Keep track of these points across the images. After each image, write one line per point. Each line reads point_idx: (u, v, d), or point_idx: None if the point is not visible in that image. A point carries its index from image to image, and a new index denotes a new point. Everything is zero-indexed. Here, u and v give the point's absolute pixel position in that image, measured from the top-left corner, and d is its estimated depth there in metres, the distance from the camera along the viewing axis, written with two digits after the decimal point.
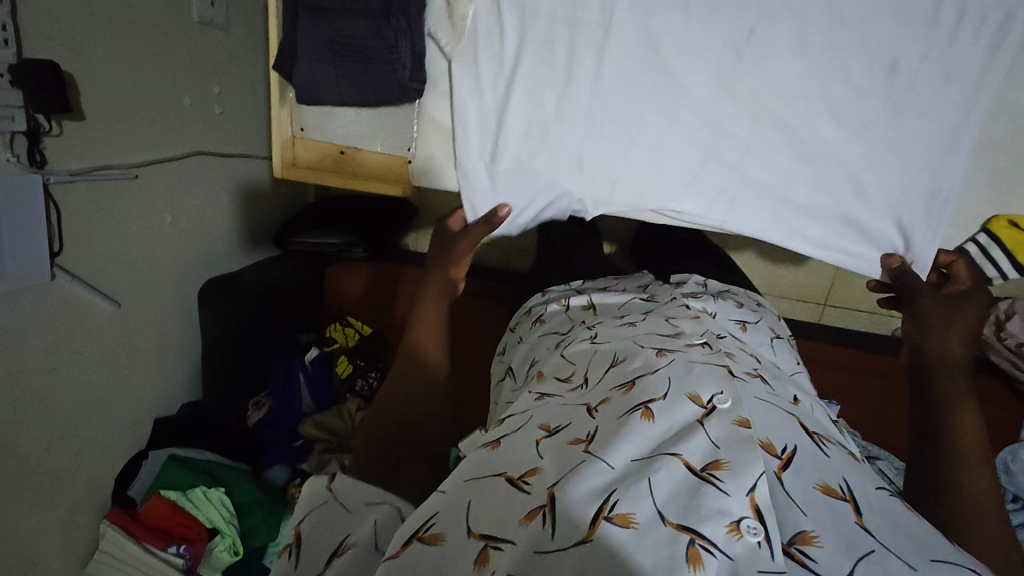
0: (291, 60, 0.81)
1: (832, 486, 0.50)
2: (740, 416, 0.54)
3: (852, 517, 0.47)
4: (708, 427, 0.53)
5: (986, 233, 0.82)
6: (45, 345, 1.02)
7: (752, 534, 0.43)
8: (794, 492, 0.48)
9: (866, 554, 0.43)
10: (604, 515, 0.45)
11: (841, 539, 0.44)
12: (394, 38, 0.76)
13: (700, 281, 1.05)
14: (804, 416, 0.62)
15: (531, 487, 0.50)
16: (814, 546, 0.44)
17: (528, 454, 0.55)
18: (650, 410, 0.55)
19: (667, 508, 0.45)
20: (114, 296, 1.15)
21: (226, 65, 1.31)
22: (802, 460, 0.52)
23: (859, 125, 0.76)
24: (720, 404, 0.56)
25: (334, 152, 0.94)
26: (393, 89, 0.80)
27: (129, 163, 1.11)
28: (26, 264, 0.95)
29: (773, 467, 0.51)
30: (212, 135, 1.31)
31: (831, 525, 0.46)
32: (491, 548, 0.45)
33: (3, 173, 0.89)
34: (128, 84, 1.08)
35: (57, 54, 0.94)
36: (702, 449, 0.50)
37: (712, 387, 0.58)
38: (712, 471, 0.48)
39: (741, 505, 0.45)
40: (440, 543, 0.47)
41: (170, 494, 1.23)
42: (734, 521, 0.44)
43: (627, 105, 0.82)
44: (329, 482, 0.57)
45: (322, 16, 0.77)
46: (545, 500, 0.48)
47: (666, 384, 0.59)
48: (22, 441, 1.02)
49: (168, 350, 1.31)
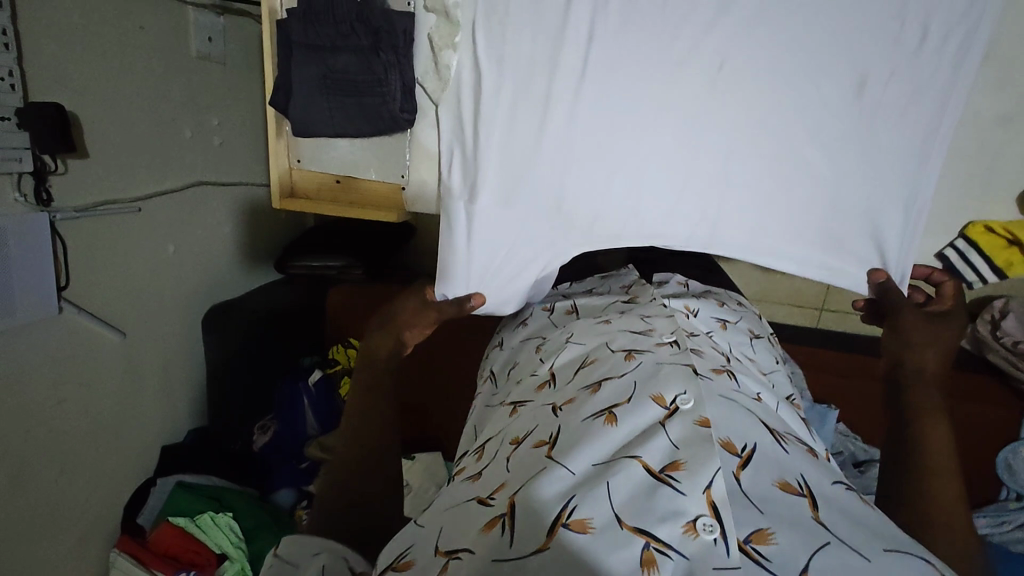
0: (287, 95, 0.84)
1: (790, 482, 0.52)
2: (700, 416, 0.57)
3: (808, 512, 0.49)
4: (669, 429, 0.57)
5: (963, 239, 0.92)
6: (53, 377, 1.05)
7: (707, 532, 0.46)
8: (751, 491, 0.51)
9: (821, 547, 0.45)
10: (562, 521, 0.48)
11: (797, 535, 0.46)
12: (384, 71, 0.79)
13: (682, 282, 1.07)
14: (767, 412, 0.64)
15: (495, 501, 0.55)
16: (769, 544, 0.45)
17: (501, 470, 0.60)
18: (614, 415, 0.60)
19: (624, 510, 0.48)
20: (120, 327, 1.17)
21: (225, 97, 1.35)
22: (761, 458, 0.54)
23: (833, 142, 0.79)
24: (682, 404, 0.59)
25: (331, 181, 0.96)
26: (384, 120, 0.83)
27: (133, 197, 1.14)
28: (33, 298, 0.98)
29: (732, 467, 0.53)
30: (212, 166, 1.34)
31: (787, 521, 0.48)
32: (451, 558, 0.51)
33: (11, 212, 0.92)
34: (130, 121, 1.11)
35: (61, 96, 0.98)
36: (661, 451, 0.54)
37: (675, 388, 0.62)
38: (669, 472, 0.52)
39: (697, 503, 0.48)
40: (410, 567, 0.52)
41: (178, 520, 1.23)
42: (690, 520, 0.47)
43: (602, 135, 0.82)
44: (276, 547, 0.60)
45: (315, 53, 0.80)
46: (505, 510, 0.52)
47: (629, 390, 0.63)
48: (33, 473, 1.04)
49: (173, 378, 1.33)
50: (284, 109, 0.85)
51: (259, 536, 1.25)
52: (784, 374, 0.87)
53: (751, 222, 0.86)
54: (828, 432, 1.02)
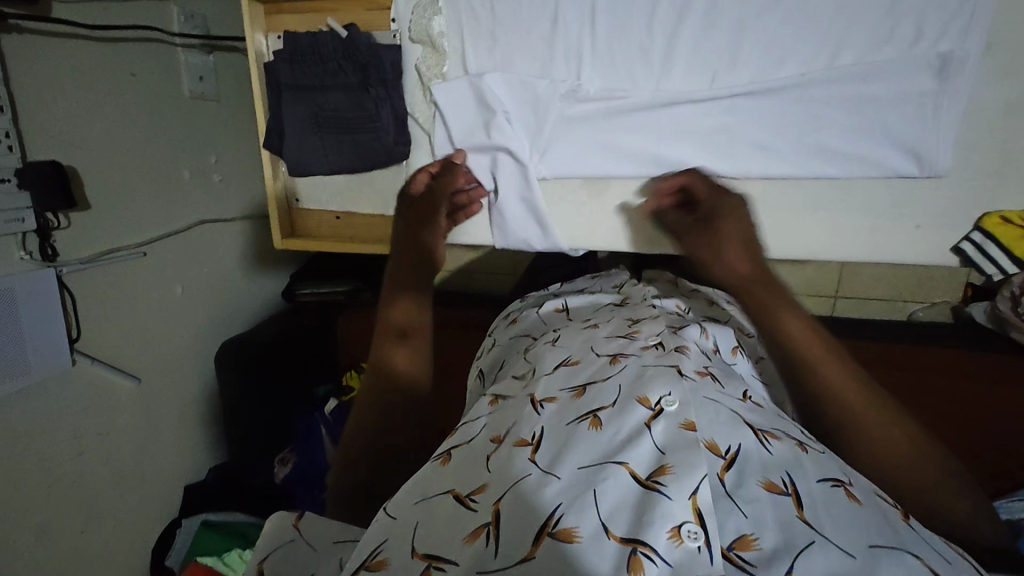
0: (279, 136, 0.83)
1: (775, 482, 0.50)
2: (687, 420, 0.55)
3: (795, 512, 0.48)
4: (654, 430, 0.55)
5: (979, 232, 0.66)
6: (72, 429, 1.05)
7: (692, 539, 0.45)
8: (735, 492, 0.50)
9: (804, 548, 0.44)
10: (547, 531, 0.47)
11: (778, 535, 0.46)
12: (375, 107, 0.78)
13: (671, 280, 1.05)
14: (755, 412, 0.61)
15: (478, 503, 0.52)
16: (752, 551, 0.45)
17: (478, 466, 0.57)
18: (598, 419, 0.58)
19: (612, 521, 0.47)
20: (135, 372, 1.18)
21: (221, 135, 1.36)
22: (745, 457, 0.53)
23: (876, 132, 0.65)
24: (666, 406, 0.57)
25: (330, 219, 0.91)
26: (379, 156, 0.81)
27: (137, 243, 1.15)
28: (46, 355, 0.98)
29: (716, 469, 0.52)
30: (214, 203, 1.35)
31: (771, 524, 0.46)
32: (433, 565, 0.48)
33: (18, 271, 0.93)
34: (129, 168, 1.12)
35: (60, 151, 0.98)
36: (649, 456, 0.52)
37: (660, 388, 0.59)
38: (657, 478, 0.50)
39: (683, 509, 0.47)
40: (383, 568, 0.48)
41: (206, 560, 1.23)
42: (675, 525, 0.46)
43: (599, 148, 0.75)
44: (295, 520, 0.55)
45: (304, 94, 0.80)
46: (490, 518, 0.49)
47: (614, 393, 0.61)
48: (59, 524, 1.05)
49: (192, 416, 1.34)
50: (278, 150, 0.84)
51: None
52: None
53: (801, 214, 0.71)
54: None
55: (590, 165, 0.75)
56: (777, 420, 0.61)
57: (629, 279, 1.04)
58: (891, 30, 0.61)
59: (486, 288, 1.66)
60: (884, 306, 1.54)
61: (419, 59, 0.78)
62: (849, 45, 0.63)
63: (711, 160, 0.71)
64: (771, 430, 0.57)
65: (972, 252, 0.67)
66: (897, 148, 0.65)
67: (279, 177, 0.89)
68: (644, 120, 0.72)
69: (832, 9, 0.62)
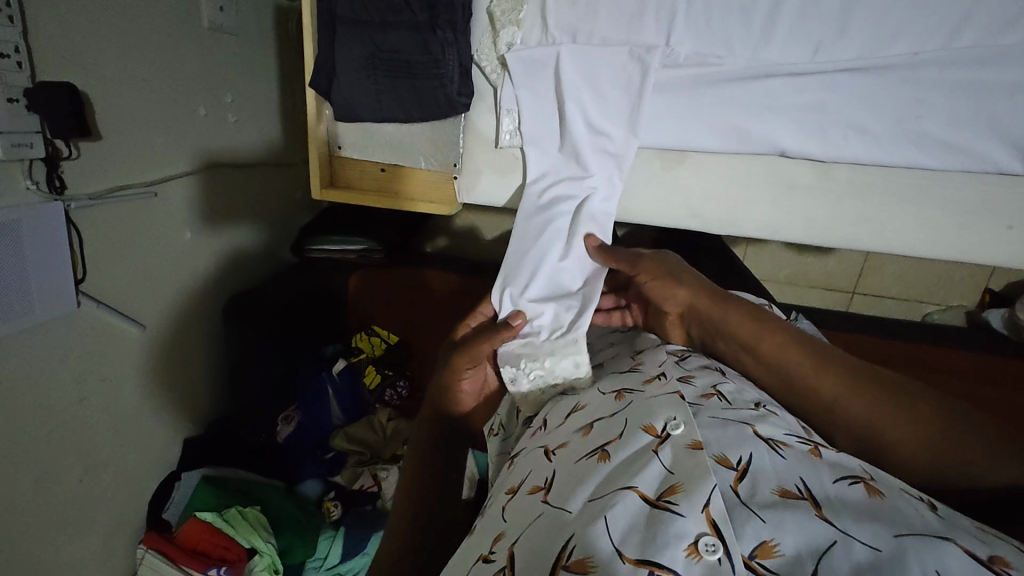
0: (329, 76, 0.77)
1: (791, 488, 0.44)
2: (694, 440, 0.48)
3: (814, 513, 0.42)
4: (661, 456, 0.49)
5: None
6: (73, 374, 1.00)
7: (710, 552, 0.40)
8: (752, 501, 0.43)
9: (828, 550, 0.39)
10: (562, 565, 0.43)
11: (801, 540, 0.40)
12: (442, 51, 0.71)
13: None
14: (772, 420, 0.53)
15: (495, 555, 0.49)
16: (774, 559, 0.39)
17: (498, 520, 0.54)
18: (606, 451, 0.52)
19: (624, 543, 0.42)
20: (138, 318, 1.11)
21: (238, 72, 1.27)
22: (760, 467, 0.46)
23: (983, 124, 0.61)
24: (672, 430, 0.50)
25: (375, 170, 0.86)
26: (440, 105, 0.75)
27: (147, 181, 1.08)
28: (50, 294, 0.92)
29: (727, 480, 0.45)
30: (226, 145, 1.27)
31: (794, 528, 0.41)
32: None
33: (24, 202, 0.86)
34: (145, 100, 1.04)
35: (71, 73, 0.90)
36: (657, 477, 0.47)
37: (665, 413, 0.53)
38: (666, 496, 0.44)
39: (696, 522, 0.42)
40: None
41: (206, 516, 1.18)
42: (693, 542, 0.41)
43: (686, 117, 0.70)
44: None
45: (362, 30, 0.73)
46: (505, 562, 0.47)
47: (621, 425, 0.55)
48: (55, 472, 1.00)
49: (194, 369, 1.28)
50: (326, 92, 0.78)
51: (288, 530, 1.23)
52: None
53: (890, 200, 0.68)
54: None
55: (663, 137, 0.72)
56: (799, 429, 0.53)
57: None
58: (1019, 13, 0.56)
59: (499, 257, 1.62)
60: (899, 305, 1.54)
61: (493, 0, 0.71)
62: (970, 26, 0.58)
63: (799, 140, 0.66)
64: (783, 437, 0.50)
65: None
66: (1001, 142, 0.61)
67: (322, 120, 0.83)
68: (732, 91, 0.66)
69: None
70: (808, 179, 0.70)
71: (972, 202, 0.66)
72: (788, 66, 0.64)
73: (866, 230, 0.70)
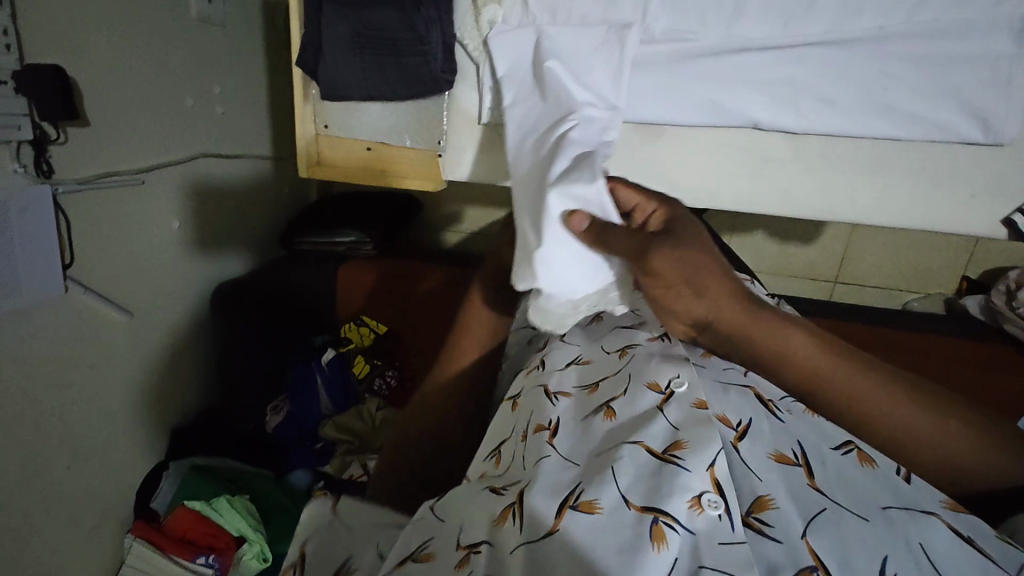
0: (316, 56, 0.78)
1: (786, 454, 0.54)
2: (698, 399, 0.56)
3: (806, 481, 0.52)
4: (667, 413, 0.55)
5: None
6: (61, 358, 1.00)
7: (713, 507, 0.47)
8: (751, 461, 0.52)
9: (818, 513, 0.49)
10: (570, 504, 0.49)
11: (793, 502, 0.49)
12: (425, 28, 0.73)
13: None
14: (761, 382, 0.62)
15: (505, 490, 0.56)
16: (770, 511, 0.48)
17: (514, 462, 0.60)
18: (612, 409, 0.59)
19: (631, 492, 0.49)
20: (126, 306, 1.11)
21: (226, 63, 1.28)
22: (756, 431, 0.55)
23: (946, 95, 0.63)
24: (676, 388, 0.58)
25: (361, 148, 0.86)
26: (425, 82, 0.77)
27: (135, 169, 1.08)
28: (38, 276, 0.92)
29: (728, 438, 0.54)
30: (215, 135, 1.28)
31: (785, 490, 0.50)
32: (470, 551, 0.53)
33: (11, 184, 0.86)
34: (133, 88, 1.05)
35: (59, 57, 0.91)
36: (663, 432, 0.53)
37: (669, 371, 0.60)
38: (673, 452, 0.51)
39: (701, 479, 0.48)
40: (432, 560, 0.55)
41: (194, 504, 1.20)
42: (695, 496, 0.48)
43: (664, 91, 0.72)
44: (331, 505, 0.68)
45: (348, 9, 0.75)
46: (515, 499, 0.53)
47: (624, 383, 0.62)
48: (42, 457, 1.00)
49: (182, 358, 1.29)
50: (313, 71, 0.79)
51: (276, 517, 1.24)
52: None
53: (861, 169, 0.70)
54: None
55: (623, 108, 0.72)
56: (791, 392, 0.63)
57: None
58: None
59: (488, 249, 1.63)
60: (879, 293, 1.58)
61: None
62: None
63: (772, 113, 0.69)
64: (778, 402, 0.60)
65: None
66: (963, 110, 0.64)
67: (308, 101, 0.84)
68: (708, 66, 0.69)
69: None
70: (781, 152, 0.72)
71: (938, 172, 0.68)
72: (760, 42, 0.66)
73: (840, 200, 0.73)
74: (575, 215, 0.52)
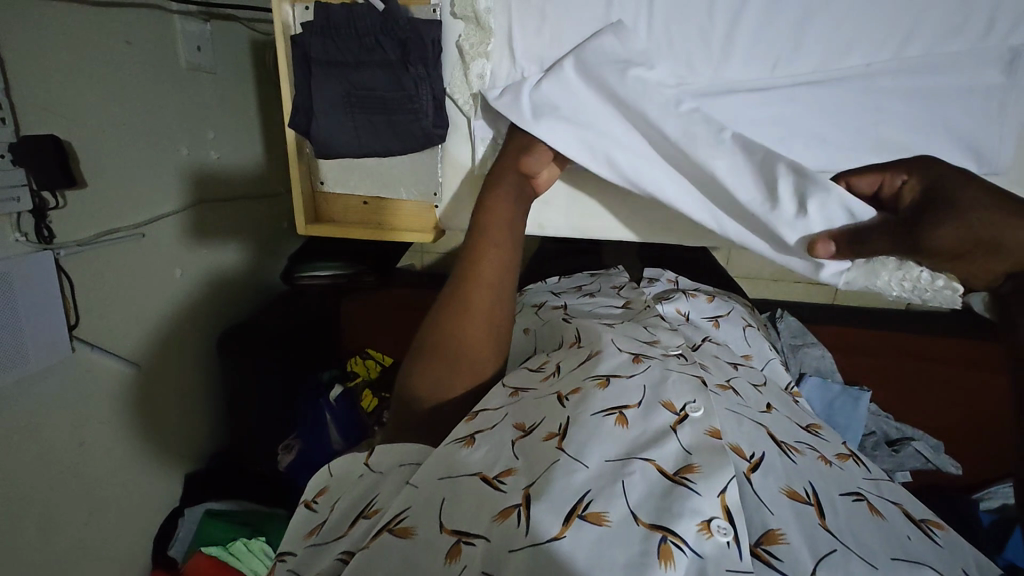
0: (307, 115, 0.78)
1: (799, 491, 0.57)
2: (711, 425, 0.58)
3: (817, 520, 0.54)
4: (680, 434, 0.57)
5: None
6: (73, 419, 1.01)
7: (721, 534, 0.48)
8: (762, 494, 0.55)
9: (827, 554, 0.50)
10: (578, 513, 0.49)
11: (805, 540, 0.51)
12: (414, 87, 0.74)
13: (672, 278, 1.16)
14: (774, 426, 0.67)
15: (505, 487, 0.54)
16: (779, 544, 0.50)
17: (505, 452, 0.58)
18: (624, 415, 0.59)
19: (640, 509, 0.49)
20: (134, 358, 1.12)
21: (217, 108, 1.28)
22: (768, 466, 0.58)
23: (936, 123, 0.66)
24: (691, 412, 0.60)
25: (357, 203, 0.89)
26: (416, 138, 0.77)
27: (135, 223, 1.09)
28: (45, 340, 0.93)
29: (743, 469, 0.57)
30: (212, 181, 1.29)
31: (795, 526, 0.52)
32: (463, 543, 0.50)
33: (13, 254, 0.87)
34: (127, 144, 1.05)
35: (55, 124, 0.91)
36: (674, 455, 0.55)
37: (684, 395, 0.62)
38: (685, 474, 0.52)
39: (712, 505, 0.50)
40: (409, 536, 0.51)
41: (211, 550, 1.21)
42: (706, 520, 0.49)
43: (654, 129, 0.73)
44: (367, 457, 0.64)
45: (336, 70, 0.74)
46: (520, 501, 0.51)
47: (639, 392, 0.62)
48: (60, 518, 1.00)
49: (192, 403, 1.29)
50: (306, 131, 0.79)
51: None
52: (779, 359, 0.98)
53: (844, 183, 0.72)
54: (862, 412, 1.13)
55: (744, 163, 0.69)
56: (801, 436, 0.69)
57: (628, 281, 1.14)
58: (961, 21, 0.63)
59: None
60: None
61: (462, 35, 0.75)
62: (917, 35, 0.64)
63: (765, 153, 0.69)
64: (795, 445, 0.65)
65: None
66: (958, 144, 0.66)
67: (303, 158, 0.85)
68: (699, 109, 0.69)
69: (896, 5, 0.63)
70: None
71: None
72: (751, 83, 0.69)
73: None
74: (817, 245, 0.67)
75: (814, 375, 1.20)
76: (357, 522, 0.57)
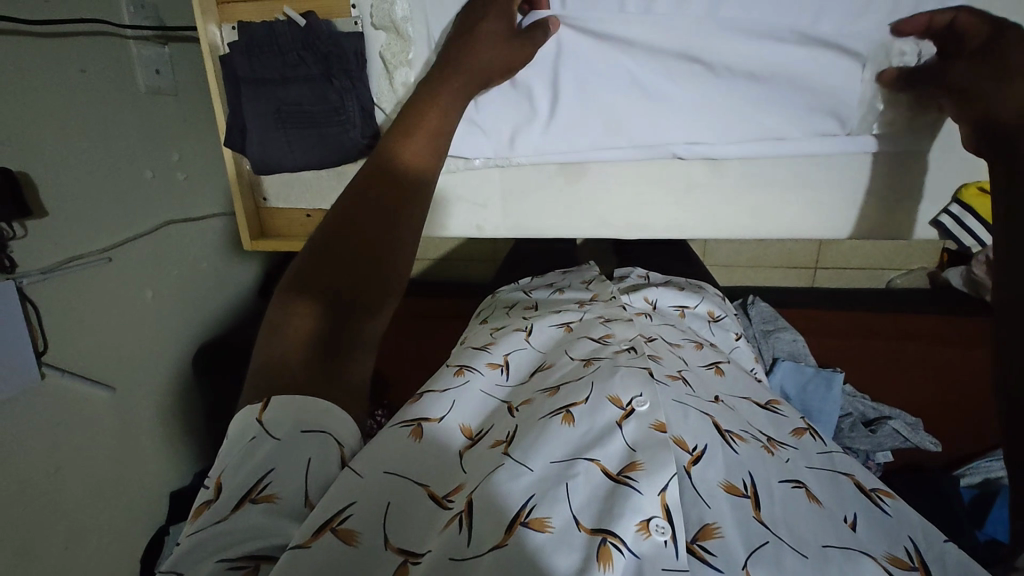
0: (241, 133, 0.82)
1: (736, 484, 0.54)
2: (658, 420, 0.57)
3: (751, 512, 0.52)
4: (625, 429, 0.56)
5: (957, 203, 0.81)
6: (46, 444, 1.02)
7: (659, 533, 0.47)
8: (699, 485, 0.53)
9: (760, 546, 0.49)
10: (520, 520, 0.47)
11: (740, 533, 0.50)
12: (340, 99, 0.77)
13: (643, 273, 1.16)
14: (720, 416, 0.64)
15: (452, 502, 0.50)
16: (714, 538, 0.48)
17: (452, 466, 0.56)
18: (571, 414, 0.58)
19: (582, 513, 0.48)
20: (107, 381, 1.14)
21: (181, 130, 1.30)
22: (710, 458, 0.56)
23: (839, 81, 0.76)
24: (637, 406, 0.58)
25: (301, 217, 0.92)
26: (347, 148, 0.80)
27: (101, 248, 1.11)
28: (11, 370, 0.94)
29: (683, 462, 0.55)
30: (179, 202, 1.30)
31: (731, 520, 0.51)
32: (410, 561, 0.45)
33: None
34: (87, 170, 1.07)
35: (12, 157, 0.93)
36: (619, 452, 0.54)
37: (632, 390, 0.60)
38: (628, 473, 0.51)
39: (652, 504, 0.49)
40: (353, 542, 0.44)
41: None
42: (644, 519, 0.48)
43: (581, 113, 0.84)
44: (260, 412, 0.48)
45: (264, 88, 0.77)
46: (463, 507, 0.49)
47: (587, 389, 0.62)
48: (40, 543, 1.02)
49: (169, 423, 1.31)
50: (242, 148, 0.82)
51: None
52: (745, 350, 0.97)
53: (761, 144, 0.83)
54: (835, 395, 1.11)
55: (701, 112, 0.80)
56: (751, 426, 0.66)
57: (598, 275, 1.14)
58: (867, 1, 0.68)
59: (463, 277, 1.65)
60: (863, 275, 1.55)
61: (384, 46, 0.76)
62: None
63: None
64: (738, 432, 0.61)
65: (950, 223, 0.82)
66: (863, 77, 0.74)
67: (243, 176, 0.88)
68: None
69: None
70: None
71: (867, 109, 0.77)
72: None
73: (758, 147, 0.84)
74: (885, 70, 0.73)
75: (787, 360, 1.20)
76: (243, 505, 0.44)
